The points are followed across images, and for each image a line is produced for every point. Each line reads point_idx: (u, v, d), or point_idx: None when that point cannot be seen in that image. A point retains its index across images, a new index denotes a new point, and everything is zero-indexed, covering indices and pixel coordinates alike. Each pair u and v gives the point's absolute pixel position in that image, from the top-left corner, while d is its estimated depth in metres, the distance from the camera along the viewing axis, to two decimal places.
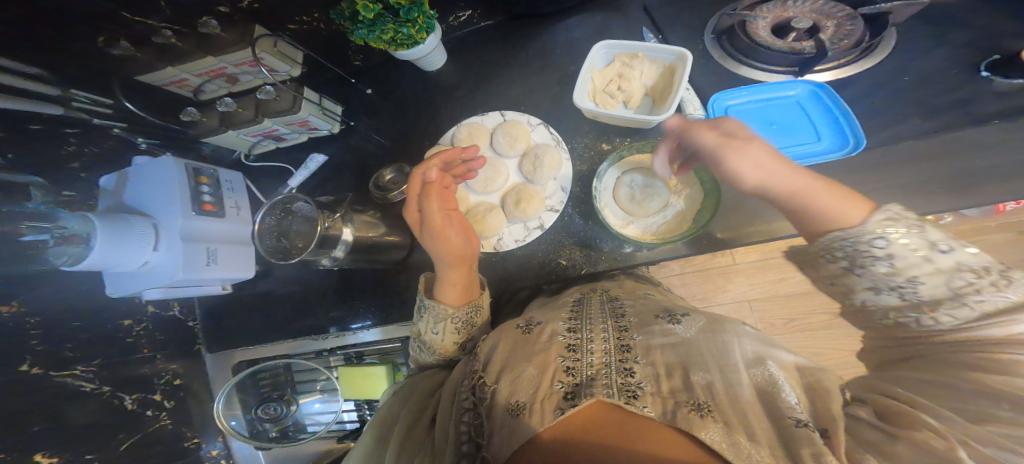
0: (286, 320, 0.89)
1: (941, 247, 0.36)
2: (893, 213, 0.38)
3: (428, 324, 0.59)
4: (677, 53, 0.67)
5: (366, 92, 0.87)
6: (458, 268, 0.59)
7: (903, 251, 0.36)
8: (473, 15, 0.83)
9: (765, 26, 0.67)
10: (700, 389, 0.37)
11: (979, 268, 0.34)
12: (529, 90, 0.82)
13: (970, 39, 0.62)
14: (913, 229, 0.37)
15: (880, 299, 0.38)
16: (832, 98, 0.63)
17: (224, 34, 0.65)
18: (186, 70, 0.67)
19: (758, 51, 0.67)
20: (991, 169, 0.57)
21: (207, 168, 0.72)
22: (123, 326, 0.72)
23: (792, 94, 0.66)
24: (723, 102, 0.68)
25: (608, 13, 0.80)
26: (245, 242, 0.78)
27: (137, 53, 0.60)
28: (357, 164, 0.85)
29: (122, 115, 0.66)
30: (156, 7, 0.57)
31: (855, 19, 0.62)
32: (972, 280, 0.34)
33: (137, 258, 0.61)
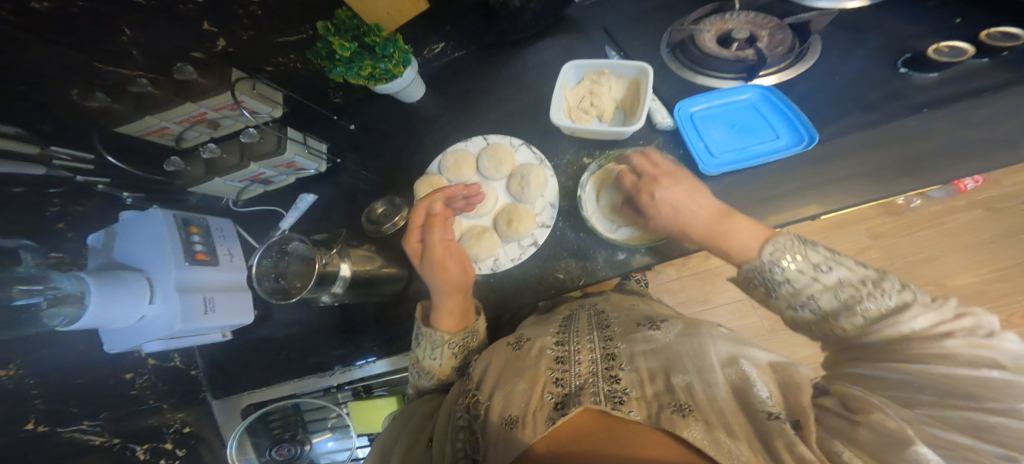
0: (289, 360, 0.89)
1: (822, 266, 0.41)
2: (783, 242, 0.44)
3: (426, 351, 0.60)
4: (639, 68, 0.70)
5: (349, 128, 0.91)
6: (455, 296, 0.61)
7: (795, 275, 0.42)
8: (446, 47, 0.88)
9: (711, 37, 0.71)
10: (681, 390, 0.38)
11: (856, 282, 0.40)
12: (506, 112, 0.85)
13: (908, 30, 0.66)
14: (800, 255, 0.43)
15: (799, 316, 0.43)
16: (781, 98, 0.65)
17: (202, 79, 0.69)
18: (167, 118, 0.70)
19: (708, 60, 0.71)
20: (956, 146, 0.59)
21: (196, 218, 0.75)
22: (126, 379, 0.73)
23: (745, 98, 0.69)
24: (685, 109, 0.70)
25: (573, 33, 0.84)
26: (242, 288, 0.80)
27: (115, 104, 0.63)
28: (346, 199, 0.88)
29: (104, 170, 0.68)
30: (130, 57, 0.60)
31: (785, 29, 0.68)
32: (854, 292, 0.39)
33: (134, 312, 0.63)
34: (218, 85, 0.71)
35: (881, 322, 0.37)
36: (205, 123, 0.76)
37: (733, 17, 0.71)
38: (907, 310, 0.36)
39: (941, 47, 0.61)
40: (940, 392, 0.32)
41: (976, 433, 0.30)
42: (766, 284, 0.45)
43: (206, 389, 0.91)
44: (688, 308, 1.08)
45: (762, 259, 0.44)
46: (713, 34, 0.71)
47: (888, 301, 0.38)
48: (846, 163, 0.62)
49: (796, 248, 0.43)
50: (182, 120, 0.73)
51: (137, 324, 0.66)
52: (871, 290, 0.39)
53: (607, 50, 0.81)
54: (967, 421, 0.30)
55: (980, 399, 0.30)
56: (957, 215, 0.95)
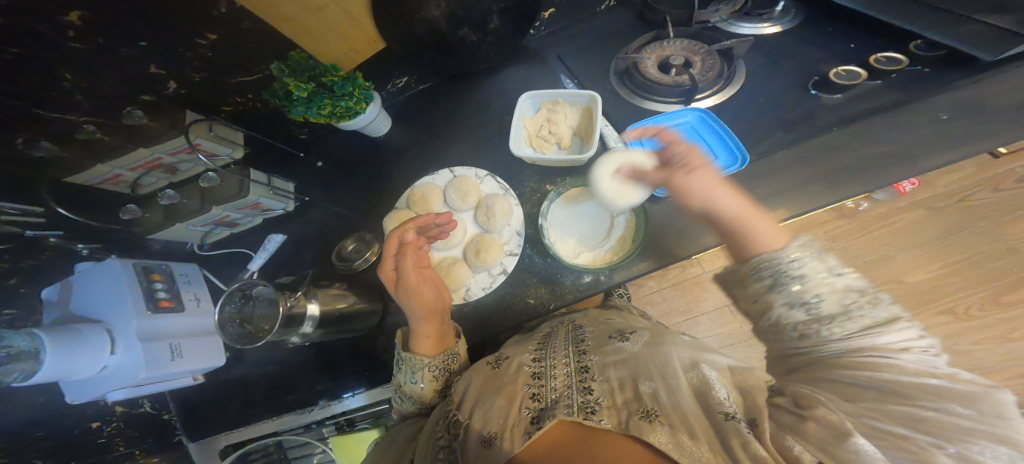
0: (266, 398, 0.88)
1: (836, 270, 0.38)
2: (814, 239, 0.40)
3: (407, 377, 0.61)
4: (589, 96, 0.74)
5: (317, 166, 0.93)
6: (431, 321, 0.62)
7: (810, 272, 0.38)
8: (409, 80, 0.91)
9: (652, 66, 0.76)
10: (648, 396, 0.40)
11: (861, 290, 0.37)
12: (473, 143, 0.90)
13: (829, 51, 0.72)
14: (817, 257, 0.39)
15: (789, 315, 0.39)
16: (716, 122, 0.69)
17: (152, 123, 0.67)
18: (120, 165, 0.66)
19: (649, 87, 0.76)
20: (882, 153, 0.64)
21: (159, 265, 0.73)
22: (92, 429, 0.71)
23: (686, 120, 0.72)
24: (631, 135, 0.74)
25: (531, 63, 0.89)
26: (211, 332, 0.78)
27: (62, 151, 0.58)
28: (318, 238, 0.89)
29: (55, 223, 0.62)
30: (73, 101, 0.56)
31: (713, 54, 0.75)
32: (856, 299, 0.36)
33: (93, 365, 0.60)
34: (169, 129, 0.69)
35: (866, 334, 0.36)
36: (161, 169, 0.72)
37: (670, 44, 0.77)
38: (894, 322, 0.35)
39: (838, 72, 0.67)
40: (886, 390, 0.33)
41: (913, 424, 0.32)
42: (774, 278, 0.40)
43: (181, 432, 0.89)
44: (673, 319, 1.11)
45: (785, 251, 0.40)
46: (654, 60, 0.77)
47: (881, 312, 0.36)
48: (788, 176, 0.66)
49: (815, 249, 0.39)
50: (137, 166, 0.69)
51: (102, 375, 0.63)
52: (868, 299, 0.36)
53: (563, 79, 0.85)
54: (904, 414, 0.32)
55: (914, 397, 0.32)
56: (895, 216, 1.08)
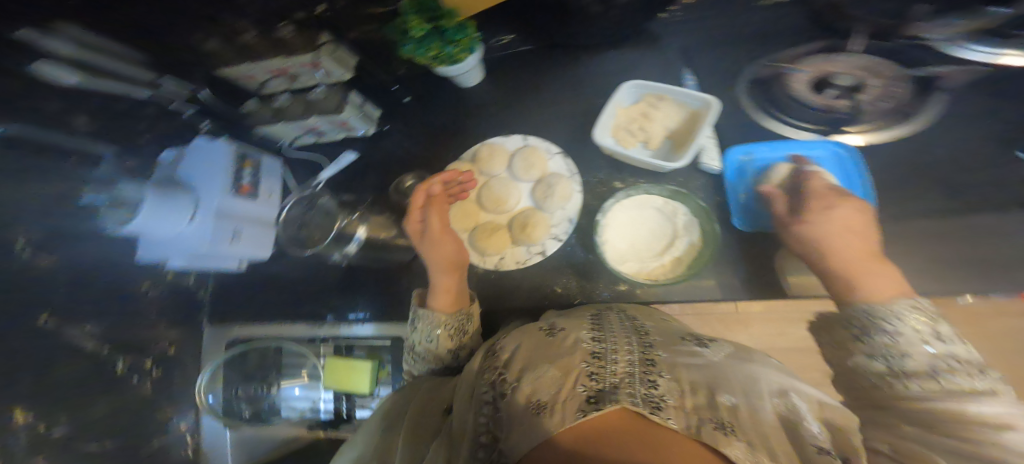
0: (288, 303, 0.95)
1: (941, 337, 0.45)
2: (922, 306, 0.48)
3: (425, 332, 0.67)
4: (705, 99, 0.68)
5: (404, 100, 0.94)
6: (450, 275, 0.70)
7: (909, 330, 0.46)
8: (514, 39, 0.88)
9: (805, 81, 0.77)
10: (725, 408, 0.40)
11: (963, 358, 0.43)
12: (557, 118, 0.88)
13: (957, 127, 0.70)
14: (928, 322, 0.47)
15: (869, 365, 0.48)
16: (852, 162, 0.71)
17: (294, 38, 0.68)
18: (261, 67, 0.68)
19: (790, 104, 0.77)
20: (945, 260, 0.67)
21: (253, 153, 0.82)
22: (144, 289, 0.74)
23: (817, 152, 0.73)
24: (739, 156, 0.75)
25: (644, 48, 0.85)
26: (268, 226, 0.86)
27: (223, 51, 0.64)
28: (381, 164, 0.95)
29: (203, 105, 0.72)
30: (245, 8, 0.61)
31: (896, 82, 0.73)
32: (949, 364, 0.43)
33: (173, 230, 0.67)
34: (304, 47, 0.69)
35: (959, 393, 0.41)
36: (286, 75, 0.72)
37: (843, 60, 0.76)
38: (984, 395, 0.40)
39: None
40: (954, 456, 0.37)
41: None
42: (863, 329, 0.50)
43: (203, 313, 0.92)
44: None
45: (890, 308, 0.49)
46: (809, 77, 0.77)
47: (976, 382, 0.42)
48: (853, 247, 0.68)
49: (931, 315, 0.48)
50: (270, 70, 0.70)
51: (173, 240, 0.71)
52: (967, 369, 0.43)
53: (672, 75, 0.82)
54: None
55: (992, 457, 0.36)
56: None
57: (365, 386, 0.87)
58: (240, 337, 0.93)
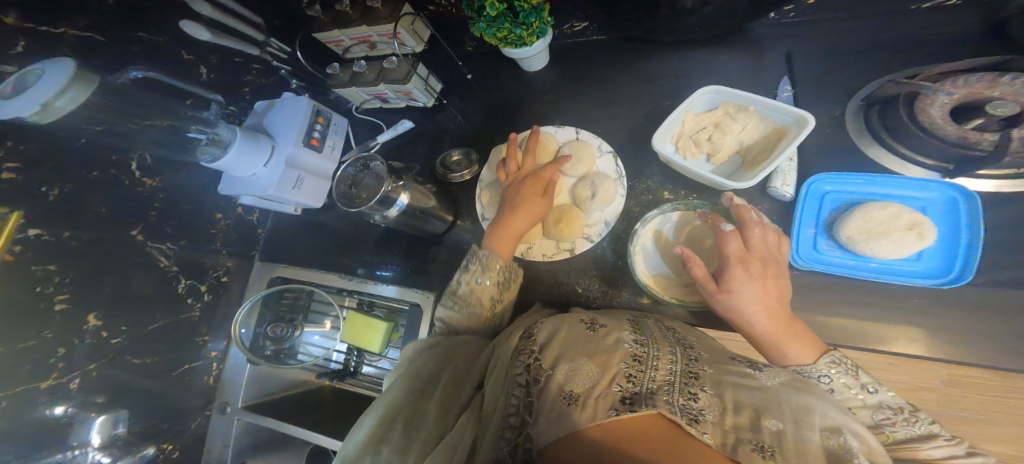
0: (328, 253, 1.03)
1: (869, 388, 0.50)
2: (837, 357, 0.52)
3: (476, 273, 0.69)
4: (797, 117, 0.61)
5: (467, 77, 0.99)
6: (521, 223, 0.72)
7: (841, 387, 0.50)
8: (589, 27, 0.87)
9: (943, 104, 0.56)
10: (768, 432, 0.41)
11: (896, 407, 0.48)
12: (618, 114, 0.86)
13: None
14: (850, 373, 0.51)
15: None
16: (969, 215, 0.60)
17: (381, 8, 0.83)
18: (345, 34, 0.88)
19: (909, 132, 0.61)
20: None
21: (325, 110, 0.95)
22: (214, 218, 0.92)
23: (924, 196, 0.63)
24: (820, 185, 0.67)
25: (730, 55, 0.80)
26: (327, 178, 0.99)
27: (322, 15, 0.86)
28: (434, 136, 1.00)
29: (290, 62, 0.95)
30: None
31: None
32: (889, 415, 0.47)
33: (251, 170, 0.82)
34: (389, 16, 0.83)
35: (903, 446, 0.45)
36: (367, 44, 0.92)
37: (1016, 80, 0.51)
38: (931, 439, 0.44)
39: None
40: None
41: None
42: None
43: (258, 249, 1.07)
44: None
45: (815, 366, 0.52)
46: (952, 101, 0.55)
47: (917, 429, 0.45)
48: (905, 301, 0.63)
49: (847, 366, 0.51)
50: (354, 38, 0.90)
51: (250, 179, 0.85)
52: (905, 417, 0.46)
53: (761, 85, 0.77)
54: None
55: None
56: None
57: (374, 345, 0.89)
58: (282, 276, 1.03)
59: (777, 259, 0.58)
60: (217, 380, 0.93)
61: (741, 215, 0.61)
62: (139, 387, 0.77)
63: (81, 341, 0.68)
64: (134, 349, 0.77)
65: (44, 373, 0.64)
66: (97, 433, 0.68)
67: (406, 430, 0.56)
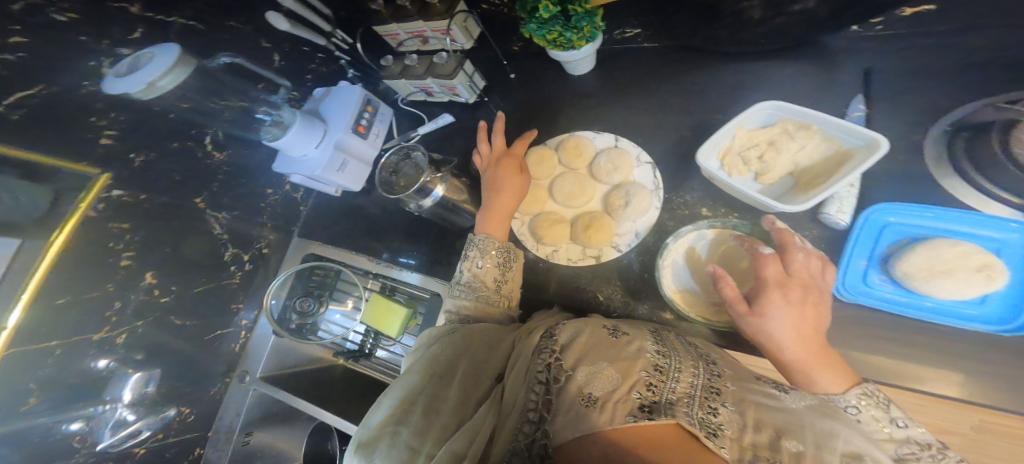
0: (360, 237, 1.08)
1: (897, 422, 0.48)
2: (869, 389, 0.51)
3: (476, 258, 0.76)
4: (867, 141, 0.58)
5: (510, 76, 1.01)
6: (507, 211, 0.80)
7: (871, 420, 0.49)
8: (640, 34, 0.87)
9: None
10: (787, 453, 0.42)
11: (923, 443, 0.45)
12: (658, 125, 0.86)
13: None
14: (881, 407, 0.49)
15: None
16: None
17: (439, 5, 0.87)
18: (402, 28, 0.91)
19: (998, 165, 0.57)
20: None
21: (374, 100, 0.99)
22: (263, 193, 0.98)
23: (1001, 236, 0.59)
24: (882, 215, 0.64)
25: (783, 71, 0.78)
26: (367, 164, 1.03)
27: (383, 9, 0.91)
28: (472, 132, 1.03)
29: (350, 54, 1.02)
30: None
31: None
32: (915, 450, 0.45)
33: (304, 151, 0.87)
34: (444, 12, 0.86)
35: None
36: (420, 38, 0.95)
37: None
38: None
39: None
40: None
41: None
42: None
43: (298, 226, 1.13)
44: None
45: (845, 396, 0.50)
46: None
47: None
48: (943, 344, 0.60)
49: (879, 400, 0.50)
50: (409, 32, 0.93)
51: (302, 160, 0.90)
52: (931, 453, 0.44)
53: (816, 104, 0.74)
54: None
55: None
56: None
57: (392, 329, 0.92)
58: (314, 253, 1.08)
59: (821, 287, 0.57)
60: (243, 349, 0.99)
61: (784, 239, 0.60)
62: (172, 348, 0.83)
63: (133, 298, 0.75)
64: (177, 311, 0.83)
65: (97, 326, 0.70)
66: (129, 391, 0.75)
67: (428, 411, 0.59)
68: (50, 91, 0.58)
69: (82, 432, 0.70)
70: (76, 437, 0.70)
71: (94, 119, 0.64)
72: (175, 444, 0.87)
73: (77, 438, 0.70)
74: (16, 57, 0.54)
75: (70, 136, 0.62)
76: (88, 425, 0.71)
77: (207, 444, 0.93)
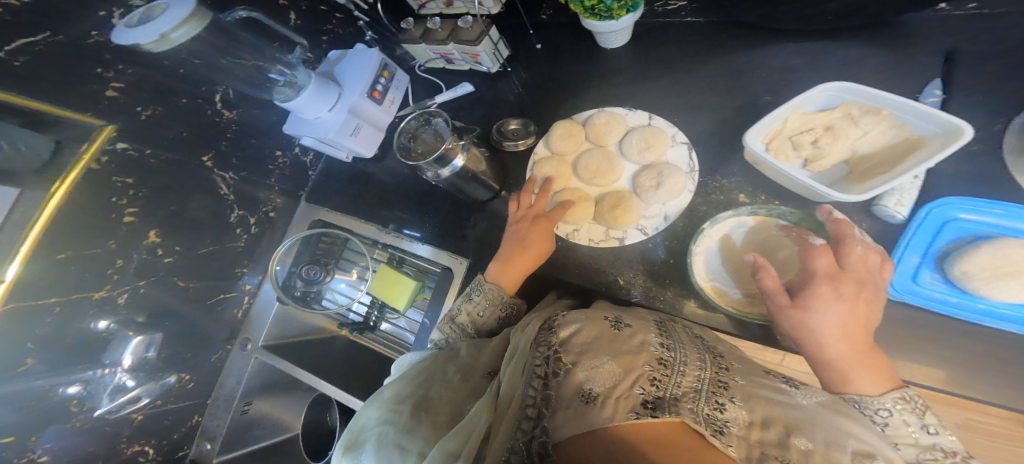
0: (370, 205, 1.04)
1: (930, 429, 0.46)
2: (909, 395, 0.48)
3: (479, 304, 0.72)
4: (944, 127, 0.53)
5: (537, 46, 0.96)
6: (521, 264, 0.74)
7: (900, 424, 0.46)
8: (684, 7, 0.81)
9: None
10: (797, 451, 0.40)
11: (949, 451, 0.43)
12: (696, 106, 0.81)
13: None
14: (915, 412, 0.47)
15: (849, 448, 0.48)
16: None
17: None
18: None
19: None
20: None
21: (391, 64, 0.94)
22: (272, 155, 0.94)
23: None
24: (947, 210, 0.60)
25: (840, 53, 0.72)
26: (381, 131, 0.99)
27: None
28: (493, 104, 0.98)
29: (370, 14, 0.97)
30: None
31: None
32: (938, 457, 0.43)
33: (316, 113, 0.82)
34: None
35: None
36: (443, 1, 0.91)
37: None
38: None
39: None
40: None
41: None
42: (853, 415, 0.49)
43: (305, 192, 1.09)
44: None
45: (878, 399, 0.48)
46: None
47: None
48: (985, 351, 0.57)
49: (916, 405, 0.47)
50: None
51: (314, 121, 0.86)
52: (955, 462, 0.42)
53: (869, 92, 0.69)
54: None
55: None
56: None
57: (400, 301, 0.92)
58: (322, 220, 1.05)
59: (877, 282, 0.54)
60: (245, 315, 0.98)
61: (841, 230, 0.57)
62: (173, 310, 0.81)
63: (136, 257, 0.72)
64: (180, 273, 0.81)
65: (97, 285, 0.68)
66: (129, 354, 0.73)
67: (415, 413, 0.58)
68: (58, 39, 0.55)
69: (80, 397, 0.69)
70: (74, 401, 0.68)
71: (101, 70, 0.60)
72: (173, 411, 0.86)
73: (74, 402, 0.68)
74: (23, 4, 0.51)
75: (76, 85, 0.59)
76: (88, 389, 0.70)
77: (204, 412, 0.92)
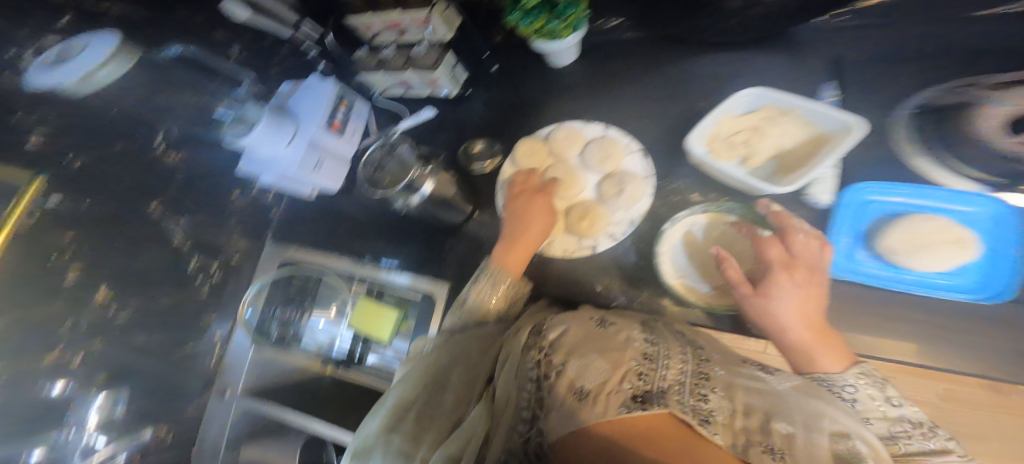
0: (344, 239, 1.04)
1: (893, 401, 0.48)
2: (865, 369, 0.52)
3: (487, 289, 0.74)
4: (848, 123, 0.59)
5: (493, 69, 1.00)
6: (529, 240, 0.76)
7: (865, 399, 0.49)
8: (622, 24, 0.86)
9: None
10: (778, 434, 0.41)
11: (916, 422, 0.46)
12: (648, 115, 0.86)
13: None
14: (875, 386, 0.50)
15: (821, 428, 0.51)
16: (1017, 229, 0.60)
17: None
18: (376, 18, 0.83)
19: (970, 144, 0.59)
20: None
21: (349, 96, 0.95)
22: (231, 197, 0.93)
23: (968, 210, 0.62)
24: (862, 194, 0.65)
25: (770, 57, 0.79)
26: (343, 162, 0.98)
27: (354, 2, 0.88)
28: (457, 128, 1.01)
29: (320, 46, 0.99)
30: None
31: None
32: (908, 429, 0.45)
33: (275, 148, 0.79)
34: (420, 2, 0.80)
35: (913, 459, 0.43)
36: (397, 30, 0.86)
37: None
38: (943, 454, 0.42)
39: None
40: None
41: None
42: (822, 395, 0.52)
43: (271, 231, 1.07)
44: None
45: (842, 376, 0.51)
46: None
47: (933, 444, 0.44)
48: (934, 317, 0.63)
49: (875, 380, 0.51)
50: (385, 23, 0.84)
51: (273, 158, 0.83)
52: (922, 431, 0.45)
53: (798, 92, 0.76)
54: None
55: None
56: None
57: (384, 336, 0.88)
58: (291, 258, 1.03)
59: (824, 268, 0.59)
60: (219, 362, 0.94)
61: (783, 222, 0.61)
62: (136, 367, 0.77)
63: (86, 317, 0.68)
64: (137, 327, 0.77)
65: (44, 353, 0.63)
66: (95, 415, 0.71)
67: (420, 420, 0.61)
68: None
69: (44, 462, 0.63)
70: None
71: (19, 118, 0.55)
72: None
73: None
74: None
75: None
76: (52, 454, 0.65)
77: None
